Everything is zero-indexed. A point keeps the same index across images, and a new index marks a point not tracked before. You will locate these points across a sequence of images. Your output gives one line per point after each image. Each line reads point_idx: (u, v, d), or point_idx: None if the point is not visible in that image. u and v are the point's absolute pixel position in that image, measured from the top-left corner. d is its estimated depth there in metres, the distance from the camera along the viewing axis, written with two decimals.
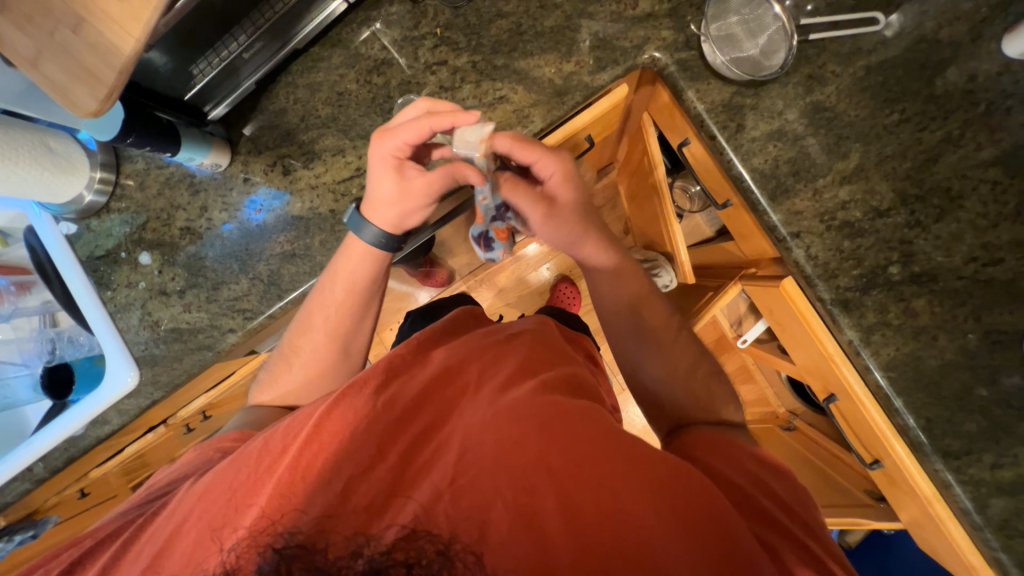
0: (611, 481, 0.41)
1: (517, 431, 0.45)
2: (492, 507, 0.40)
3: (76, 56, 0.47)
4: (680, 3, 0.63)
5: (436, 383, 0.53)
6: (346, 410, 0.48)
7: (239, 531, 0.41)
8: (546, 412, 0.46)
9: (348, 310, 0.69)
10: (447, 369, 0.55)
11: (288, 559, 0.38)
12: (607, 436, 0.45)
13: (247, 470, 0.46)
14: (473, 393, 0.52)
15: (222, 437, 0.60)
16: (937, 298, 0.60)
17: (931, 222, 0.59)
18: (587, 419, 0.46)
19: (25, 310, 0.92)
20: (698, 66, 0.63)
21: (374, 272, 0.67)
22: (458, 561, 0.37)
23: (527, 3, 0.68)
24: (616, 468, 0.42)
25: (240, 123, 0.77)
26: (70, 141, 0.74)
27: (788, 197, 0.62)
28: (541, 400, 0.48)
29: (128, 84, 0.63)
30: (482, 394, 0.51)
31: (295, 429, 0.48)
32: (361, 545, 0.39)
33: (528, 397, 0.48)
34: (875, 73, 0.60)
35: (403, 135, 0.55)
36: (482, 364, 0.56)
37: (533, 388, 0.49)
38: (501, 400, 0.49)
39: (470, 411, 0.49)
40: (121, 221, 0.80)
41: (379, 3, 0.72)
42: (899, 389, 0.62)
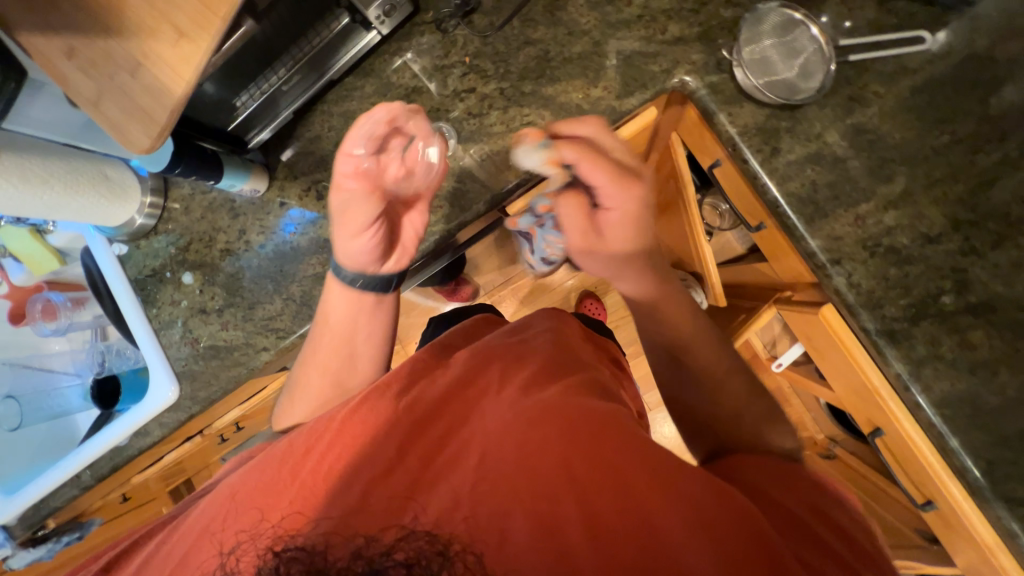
0: (639, 493, 0.39)
1: (538, 433, 0.44)
2: (512, 514, 0.38)
3: (132, 96, 0.51)
4: (711, 26, 0.63)
5: (457, 385, 0.52)
6: (368, 413, 0.48)
7: (256, 545, 0.39)
8: (572, 417, 0.45)
9: (342, 337, 0.67)
10: (468, 370, 0.54)
11: (286, 561, 0.36)
12: (636, 446, 0.43)
13: (268, 472, 0.44)
14: (494, 394, 0.50)
15: (247, 444, 0.63)
16: (998, 330, 0.56)
17: (989, 250, 0.56)
18: (616, 426, 0.45)
19: (79, 323, 0.97)
20: (731, 88, 0.62)
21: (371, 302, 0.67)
22: (458, 562, 0.35)
23: (555, 30, 0.68)
24: (643, 480, 0.40)
25: (278, 149, 0.80)
26: (124, 168, 0.79)
27: (827, 222, 0.60)
28: (564, 403, 0.47)
29: (181, 118, 0.67)
30: (506, 394, 0.49)
31: (317, 429, 0.47)
32: (362, 546, 0.36)
33: (553, 400, 0.47)
34: (922, 93, 0.57)
35: (353, 146, 0.54)
36: (507, 365, 0.54)
37: (558, 391, 0.49)
38: (524, 401, 0.48)
39: (493, 414, 0.48)
40: (166, 241, 0.85)
41: (411, 34, 0.74)
42: (955, 428, 0.57)
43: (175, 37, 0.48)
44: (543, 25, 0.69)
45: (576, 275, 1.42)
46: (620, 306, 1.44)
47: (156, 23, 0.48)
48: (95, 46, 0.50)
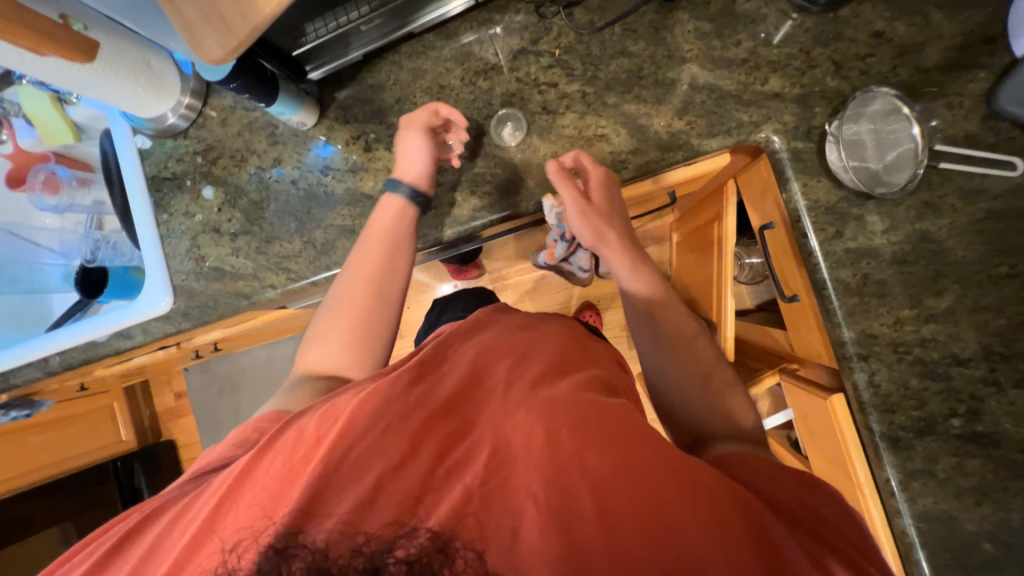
0: (665, 513, 0.36)
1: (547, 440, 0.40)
2: (522, 523, 0.37)
3: (216, 3, 0.47)
4: (812, 91, 0.61)
5: (465, 383, 0.47)
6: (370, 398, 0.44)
7: (257, 543, 0.38)
8: (586, 419, 0.41)
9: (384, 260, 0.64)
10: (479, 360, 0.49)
11: (288, 558, 0.37)
12: (662, 459, 0.39)
13: (271, 462, 0.42)
14: (504, 389, 0.46)
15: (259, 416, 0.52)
16: (993, 464, 0.57)
17: (1010, 386, 0.57)
18: (636, 437, 0.41)
19: (77, 207, 0.90)
20: (812, 159, 0.61)
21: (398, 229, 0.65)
22: (459, 559, 0.35)
23: (655, 48, 0.65)
24: (661, 492, 0.37)
25: (335, 87, 0.76)
26: (167, 61, 0.74)
27: (867, 317, 0.60)
28: (573, 399, 0.43)
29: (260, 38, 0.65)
30: (520, 390, 0.45)
31: (321, 419, 0.44)
32: (361, 543, 0.36)
33: (565, 399, 0.43)
34: (996, 218, 0.57)
35: None
36: (521, 358, 0.49)
37: (569, 390, 0.45)
38: (530, 398, 0.44)
39: (504, 410, 0.44)
40: (192, 147, 0.81)
41: (505, 8, 0.70)
42: (925, 542, 0.59)
43: None
44: (644, 40, 0.66)
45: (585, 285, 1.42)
46: (618, 325, 1.44)
47: None
48: None
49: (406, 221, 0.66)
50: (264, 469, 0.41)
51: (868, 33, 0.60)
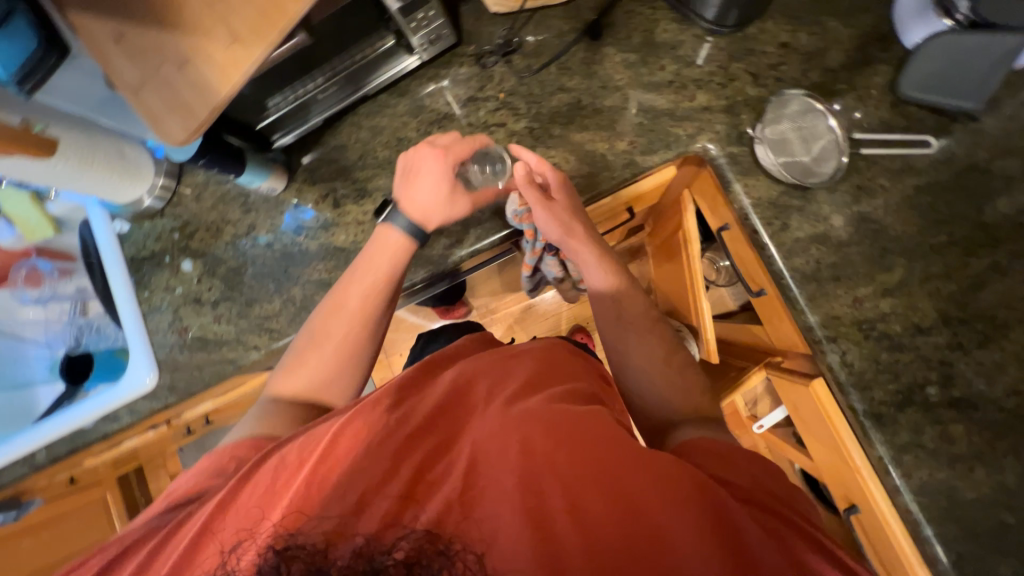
0: (647, 503, 0.37)
1: (532, 443, 0.41)
2: (509, 519, 0.37)
3: (176, 90, 0.51)
4: (736, 101, 0.66)
5: (451, 400, 0.48)
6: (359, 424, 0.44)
7: (255, 543, 0.38)
8: (568, 423, 0.43)
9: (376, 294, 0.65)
10: (465, 376, 0.51)
11: (286, 560, 0.36)
12: (641, 454, 0.41)
13: (257, 489, 0.42)
14: (489, 402, 0.47)
15: (237, 444, 0.53)
16: (976, 427, 0.58)
17: (974, 348, 0.58)
18: (616, 439, 0.42)
19: (60, 295, 0.90)
20: (748, 160, 0.65)
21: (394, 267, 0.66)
22: (459, 561, 0.35)
23: (589, 81, 0.71)
24: (639, 483, 0.39)
25: (301, 152, 0.81)
26: (141, 148, 0.78)
27: (828, 300, 0.62)
28: (558, 407, 0.45)
29: (221, 116, 0.68)
30: (505, 400, 0.47)
31: (310, 443, 0.44)
32: (363, 544, 0.36)
33: (548, 406, 0.45)
34: (925, 193, 0.61)
35: None
36: (507, 372, 0.51)
37: (551, 398, 0.47)
38: (513, 407, 0.45)
39: (488, 420, 0.45)
40: (169, 226, 0.84)
41: (450, 63, 0.76)
42: (929, 517, 0.59)
43: (230, 41, 0.49)
44: (578, 75, 0.71)
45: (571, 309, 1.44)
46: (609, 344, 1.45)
47: (214, 26, 0.50)
48: (148, 36, 0.51)
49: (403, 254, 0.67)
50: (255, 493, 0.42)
51: (775, 45, 0.66)
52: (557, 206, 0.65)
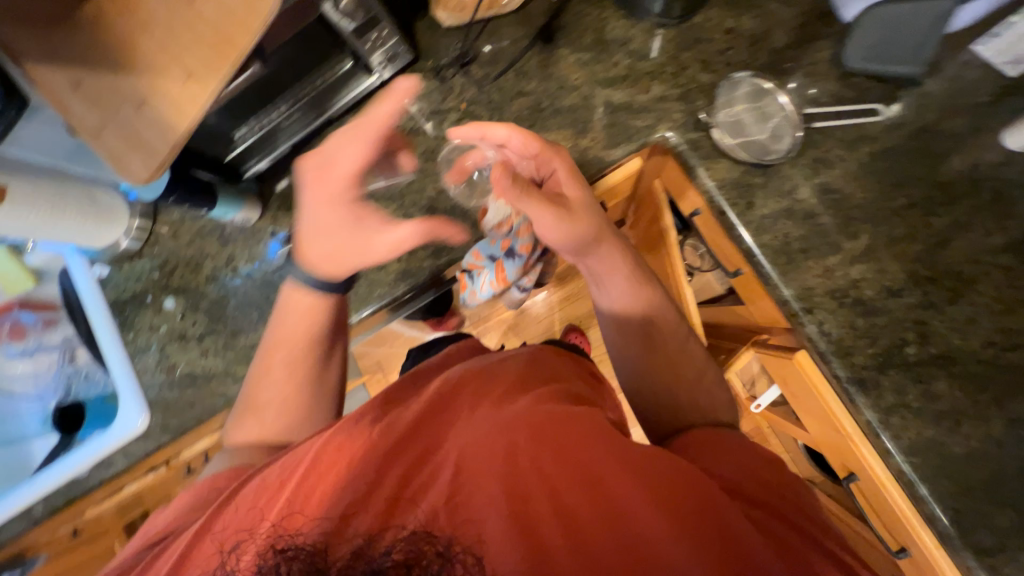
0: (633, 504, 0.38)
1: (523, 441, 0.42)
2: (497, 519, 0.37)
3: (135, 130, 0.53)
4: (690, 88, 0.68)
5: (439, 404, 0.48)
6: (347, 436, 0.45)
7: (254, 543, 0.38)
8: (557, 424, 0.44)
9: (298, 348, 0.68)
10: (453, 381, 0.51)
11: (287, 559, 0.35)
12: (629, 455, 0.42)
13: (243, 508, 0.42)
14: (478, 404, 0.47)
15: (216, 475, 0.52)
16: (957, 382, 0.59)
17: (945, 304, 0.59)
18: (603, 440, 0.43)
19: (47, 345, 0.89)
20: (708, 144, 0.66)
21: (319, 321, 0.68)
22: (458, 562, 0.35)
23: (546, 83, 0.73)
24: (626, 482, 0.40)
25: (272, 179, 0.81)
26: (114, 191, 0.79)
27: (800, 273, 0.63)
28: (547, 408, 0.46)
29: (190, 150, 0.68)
30: (494, 402, 0.47)
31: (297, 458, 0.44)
32: (364, 546, 0.36)
33: (537, 407, 0.46)
34: (880, 159, 0.62)
35: None
36: (495, 376, 0.52)
37: (540, 399, 0.47)
38: (503, 408, 0.46)
39: (478, 421, 0.45)
40: (149, 266, 0.84)
41: (411, 78, 0.77)
42: (923, 476, 0.59)
43: (185, 78, 0.51)
44: (536, 78, 0.73)
45: (563, 309, 1.44)
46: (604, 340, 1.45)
47: (168, 65, 0.51)
48: (104, 80, 0.52)
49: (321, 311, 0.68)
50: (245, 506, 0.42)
51: (721, 31, 0.68)
52: (574, 214, 0.62)
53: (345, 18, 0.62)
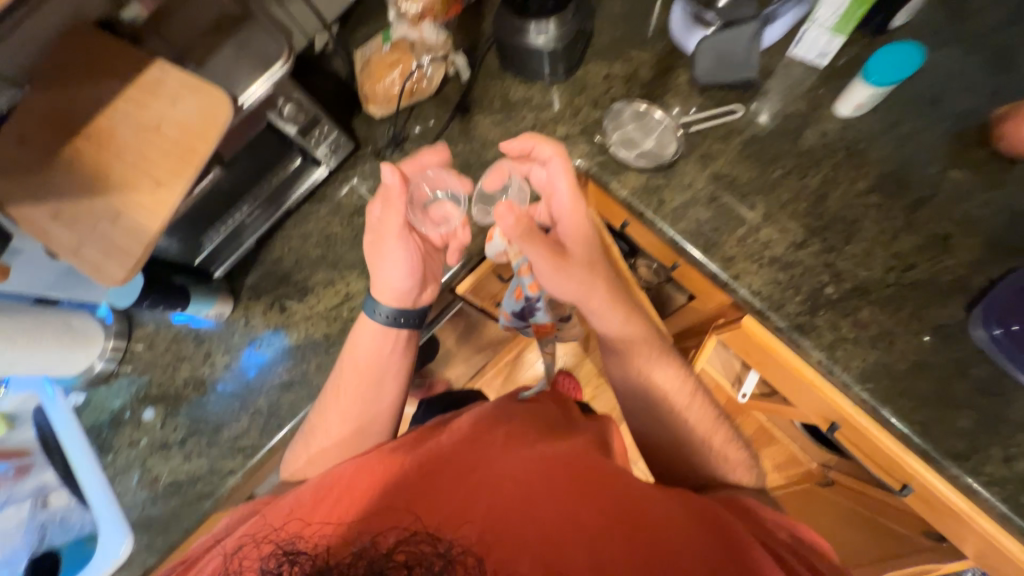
0: (630, 509, 0.46)
1: (533, 478, 0.46)
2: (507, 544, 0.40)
3: (111, 238, 0.61)
4: (587, 124, 0.81)
5: (466, 439, 0.51)
6: (374, 467, 0.48)
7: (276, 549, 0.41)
8: (577, 463, 0.49)
9: (369, 379, 0.68)
10: (480, 422, 0.55)
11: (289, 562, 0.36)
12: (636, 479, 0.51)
13: (280, 518, 0.45)
14: (502, 447, 0.50)
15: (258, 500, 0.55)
16: (878, 306, 0.66)
17: (843, 245, 0.69)
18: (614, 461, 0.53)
19: (14, 496, 0.78)
20: (614, 162, 0.78)
21: (378, 350, 0.69)
22: (459, 563, 0.37)
23: (470, 145, 0.86)
24: (625, 503, 0.47)
25: (242, 275, 0.88)
26: (89, 317, 0.81)
27: (718, 247, 0.72)
28: (566, 452, 0.51)
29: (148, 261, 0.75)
30: (519, 447, 0.50)
31: (326, 483, 0.47)
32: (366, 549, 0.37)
33: (559, 450, 0.51)
34: (751, 144, 0.75)
35: None
36: (519, 425, 0.55)
37: (559, 449, 0.51)
38: (523, 452, 0.50)
39: (501, 460, 0.48)
40: (129, 382, 0.85)
41: (355, 164, 0.89)
42: (883, 399, 0.63)
43: (154, 186, 0.61)
44: (461, 142, 0.86)
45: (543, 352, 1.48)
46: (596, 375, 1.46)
47: (138, 179, 0.61)
48: (79, 205, 0.60)
49: (389, 340, 0.69)
50: (277, 524, 0.44)
51: (600, 78, 0.83)
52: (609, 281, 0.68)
53: (288, 121, 0.75)
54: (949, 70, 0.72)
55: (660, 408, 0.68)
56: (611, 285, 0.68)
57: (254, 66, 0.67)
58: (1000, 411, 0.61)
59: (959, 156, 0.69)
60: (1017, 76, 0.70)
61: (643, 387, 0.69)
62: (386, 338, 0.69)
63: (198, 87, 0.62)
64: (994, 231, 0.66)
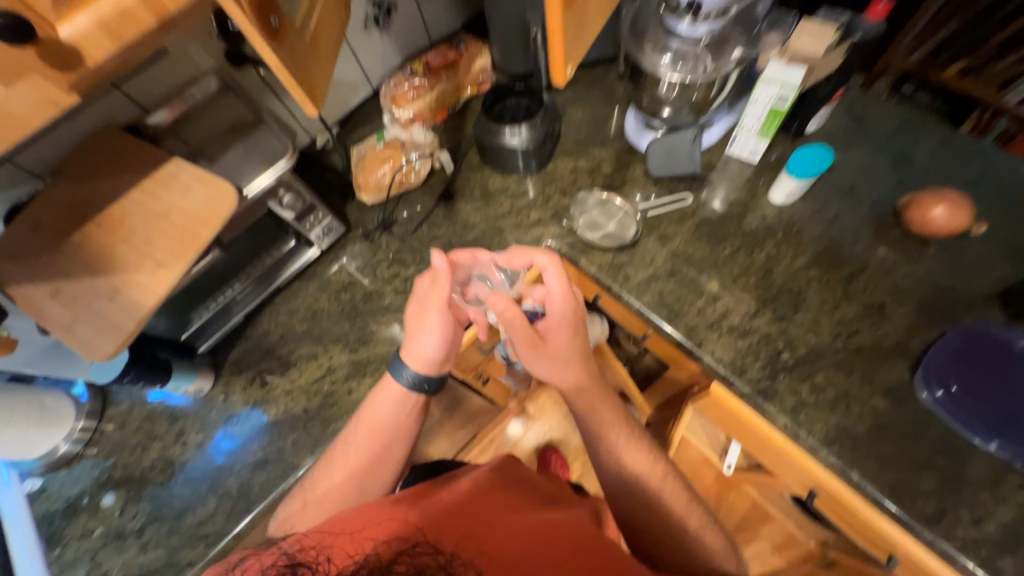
0: None
1: (542, 541, 0.47)
2: None
3: (105, 315, 0.63)
4: (558, 209, 0.91)
5: (476, 494, 0.53)
6: (387, 511, 0.48)
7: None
8: (580, 535, 0.51)
9: (381, 435, 0.68)
10: (489, 482, 0.56)
11: None
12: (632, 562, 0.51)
13: (278, 553, 0.43)
14: (512, 508, 0.51)
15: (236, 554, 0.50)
16: (832, 371, 0.71)
17: (792, 314, 0.75)
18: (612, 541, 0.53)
19: None
20: (582, 242, 0.86)
21: (397, 415, 0.70)
22: None
23: (453, 228, 0.94)
24: None
25: (226, 350, 0.90)
26: (63, 395, 0.80)
27: (681, 317, 0.78)
28: (571, 524, 0.52)
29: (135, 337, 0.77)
30: (527, 510, 0.52)
31: (336, 524, 0.47)
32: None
33: (563, 522, 0.52)
34: (702, 226, 0.85)
35: None
36: (522, 494, 0.56)
37: (564, 520, 0.52)
38: (532, 516, 0.51)
39: (512, 517, 0.49)
40: (92, 466, 0.82)
41: (345, 245, 0.96)
42: (849, 462, 0.65)
43: (155, 268, 0.66)
44: (444, 225, 0.95)
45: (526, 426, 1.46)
46: None
47: (141, 261, 0.66)
48: (79, 286, 0.64)
49: (409, 405, 0.71)
50: (279, 554, 0.43)
51: (567, 171, 0.95)
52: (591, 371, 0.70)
53: (287, 209, 0.82)
54: (859, 166, 0.85)
55: (642, 493, 0.67)
56: (588, 368, 0.69)
57: (261, 163, 0.76)
58: (961, 471, 0.63)
59: (880, 235, 0.79)
60: (915, 171, 0.83)
61: (617, 470, 0.69)
62: (407, 403, 0.70)
63: (209, 182, 0.70)
64: (922, 300, 0.73)
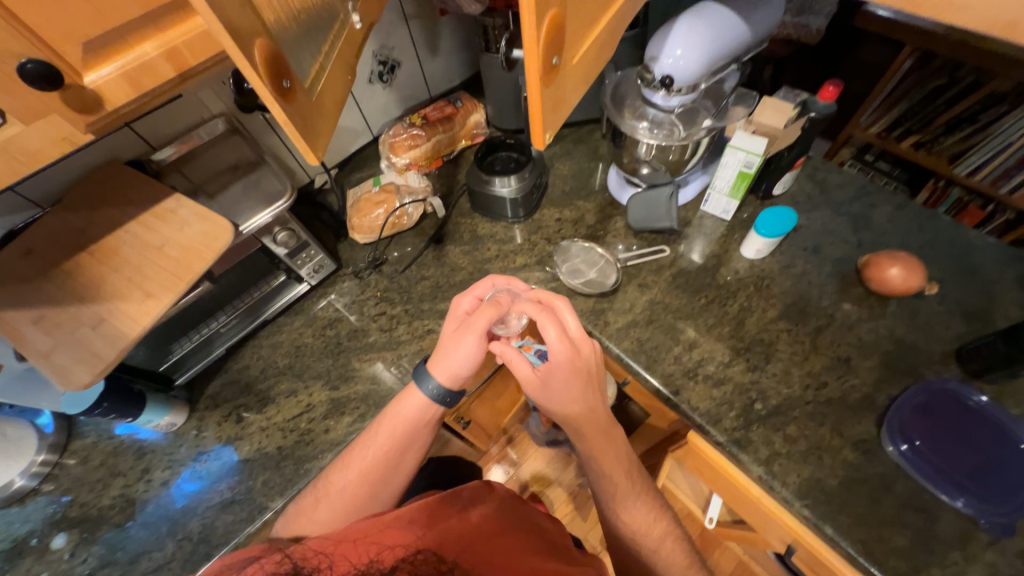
0: None
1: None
2: None
3: (87, 343, 0.64)
4: (542, 256, 0.95)
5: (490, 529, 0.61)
6: (414, 529, 0.58)
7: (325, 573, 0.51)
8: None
9: (398, 445, 0.68)
10: (503, 514, 0.65)
11: None
12: None
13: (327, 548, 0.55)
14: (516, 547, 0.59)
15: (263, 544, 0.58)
16: (803, 422, 0.72)
17: (764, 364, 0.78)
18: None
19: None
20: (565, 288, 0.89)
21: (417, 424, 0.68)
22: None
23: (441, 269, 0.97)
24: None
25: (203, 383, 0.89)
26: (26, 426, 0.78)
27: (659, 364, 0.80)
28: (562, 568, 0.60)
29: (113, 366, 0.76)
30: (528, 551, 0.59)
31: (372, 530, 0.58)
32: None
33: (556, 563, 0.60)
34: (678, 277, 0.89)
35: None
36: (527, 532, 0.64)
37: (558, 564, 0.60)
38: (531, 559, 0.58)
39: (513, 556, 0.58)
40: (45, 504, 0.78)
41: (335, 282, 0.99)
42: (823, 516, 0.66)
43: (144, 298, 0.67)
44: (433, 266, 0.98)
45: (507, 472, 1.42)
46: (563, 499, 1.38)
47: (130, 291, 0.67)
48: (65, 313, 0.64)
49: (428, 415, 0.69)
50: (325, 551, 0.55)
51: (553, 220, 1.00)
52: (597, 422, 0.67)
53: (281, 246, 0.85)
54: (821, 227, 0.91)
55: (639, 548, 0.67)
56: (594, 418, 0.66)
57: (259, 201, 0.80)
58: (930, 527, 0.64)
59: (843, 292, 0.84)
60: (873, 233, 0.90)
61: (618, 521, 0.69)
62: (427, 413, 0.68)
63: (207, 217, 0.72)
64: (885, 355, 0.77)
